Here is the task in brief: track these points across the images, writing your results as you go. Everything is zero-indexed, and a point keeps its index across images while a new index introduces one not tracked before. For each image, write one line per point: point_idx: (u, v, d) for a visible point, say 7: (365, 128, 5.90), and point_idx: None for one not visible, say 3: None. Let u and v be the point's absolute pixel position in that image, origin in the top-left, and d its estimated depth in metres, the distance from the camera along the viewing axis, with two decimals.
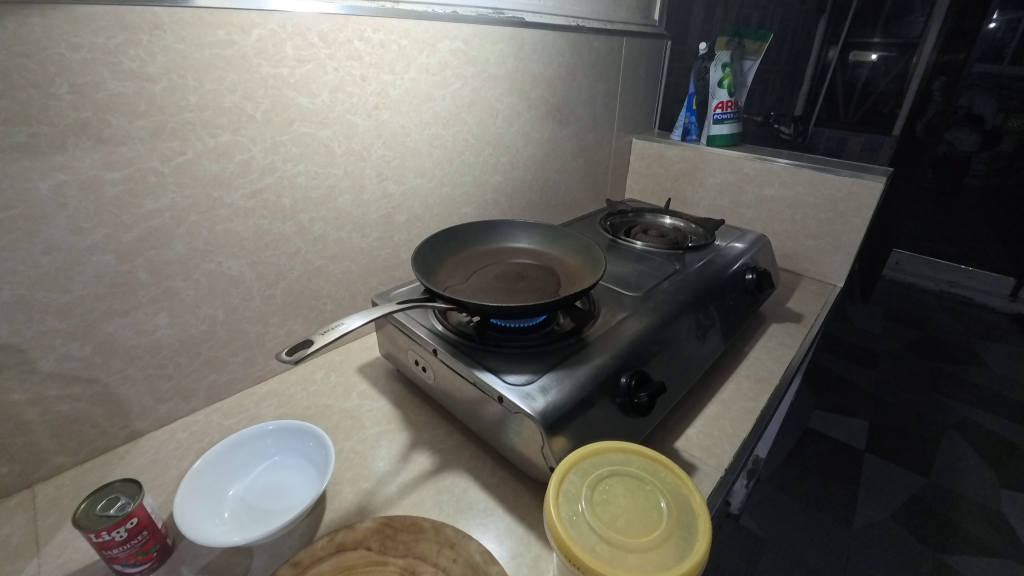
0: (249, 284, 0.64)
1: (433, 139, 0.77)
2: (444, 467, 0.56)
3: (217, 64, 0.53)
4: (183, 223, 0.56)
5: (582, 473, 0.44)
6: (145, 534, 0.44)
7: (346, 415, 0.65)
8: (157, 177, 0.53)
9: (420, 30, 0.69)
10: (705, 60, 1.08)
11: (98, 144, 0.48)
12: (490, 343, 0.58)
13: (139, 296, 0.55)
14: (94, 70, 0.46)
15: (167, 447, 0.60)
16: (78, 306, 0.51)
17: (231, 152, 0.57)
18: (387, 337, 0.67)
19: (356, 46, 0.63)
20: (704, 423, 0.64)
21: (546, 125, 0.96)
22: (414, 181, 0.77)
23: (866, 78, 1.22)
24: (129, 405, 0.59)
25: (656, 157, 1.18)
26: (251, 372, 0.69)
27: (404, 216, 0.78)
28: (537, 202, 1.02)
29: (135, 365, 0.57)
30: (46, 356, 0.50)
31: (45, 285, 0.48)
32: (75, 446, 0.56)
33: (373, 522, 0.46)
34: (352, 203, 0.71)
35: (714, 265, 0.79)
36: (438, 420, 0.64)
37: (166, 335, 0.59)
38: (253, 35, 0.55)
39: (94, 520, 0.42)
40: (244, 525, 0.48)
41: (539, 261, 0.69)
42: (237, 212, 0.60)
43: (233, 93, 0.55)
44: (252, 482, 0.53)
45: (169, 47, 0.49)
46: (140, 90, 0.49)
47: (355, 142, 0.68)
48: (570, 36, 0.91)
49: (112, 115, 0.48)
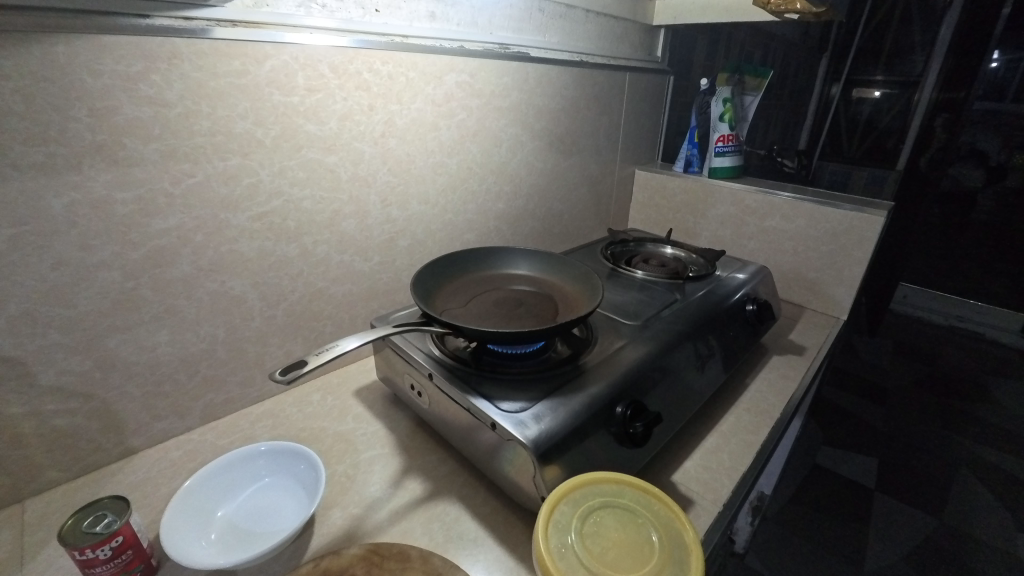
0: (251, 304, 0.65)
1: (437, 167, 0.79)
2: (436, 494, 0.56)
3: (230, 91, 0.55)
4: (189, 242, 0.57)
5: (572, 505, 0.43)
6: (130, 553, 0.44)
7: (340, 438, 0.64)
8: (166, 199, 0.54)
9: (428, 63, 0.71)
10: (706, 95, 1.12)
11: (112, 165, 0.50)
12: (486, 367, 0.58)
13: (141, 313, 0.56)
14: (113, 95, 0.48)
15: (159, 466, 0.60)
16: (82, 321, 0.52)
17: (240, 176, 0.59)
18: (385, 360, 0.67)
19: (364, 77, 0.65)
20: (702, 456, 0.62)
21: (549, 155, 0.98)
22: (417, 208, 0.79)
23: (869, 115, 1.12)
24: (124, 422, 0.59)
25: (659, 188, 1.20)
26: (247, 392, 0.69)
27: (406, 241, 0.80)
28: (539, 231, 1.04)
29: (133, 382, 0.58)
30: (47, 369, 0.51)
31: (51, 300, 0.49)
32: (68, 462, 0.56)
33: (360, 549, 0.46)
34: (356, 227, 0.72)
35: (714, 295, 0.79)
36: (433, 446, 0.63)
37: (166, 353, 0.59)
38: (267, 66, 0.57)
39: (79, 536, 0.42)
40: (229, 548, 0.48)
41: (538, 287, 0.69)
42: (243, 233, 0.61)
43: (244, 119, 0.57)
44: (242, 503, 0.53)
45: (185, 75, 0.52)
46: (155, 115, 0.51)
47: (361, 168, 0.70)
48: (575, 71, 0.94)
49: (128, 138, 0.50)
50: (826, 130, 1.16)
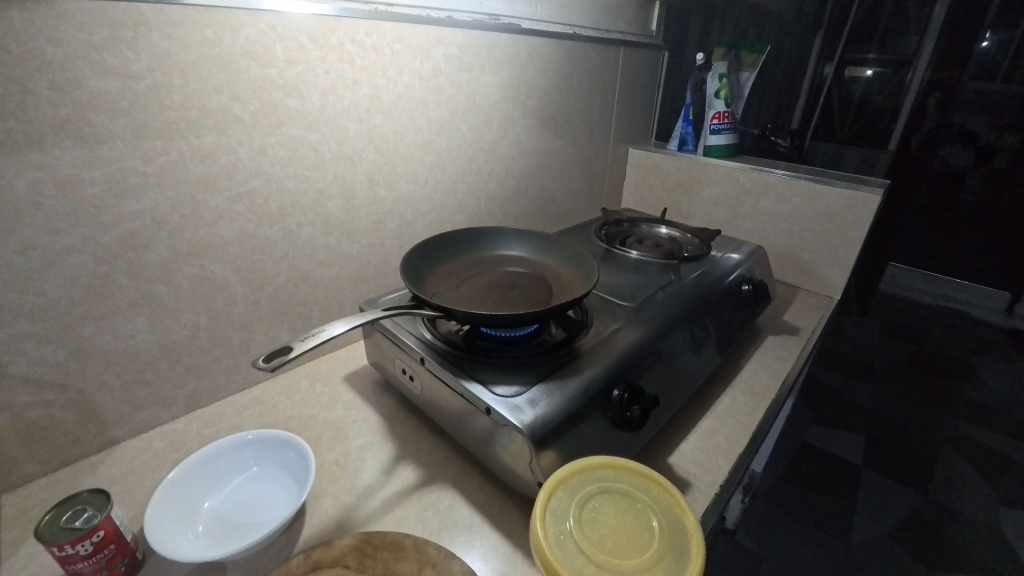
0: (233, 289, 0.62)
1: (426, 145, 0.76)
2: (429, 481, 0.55)
3: (203, 63, 0.52)
4: (166, 225, 0.54)
5: (569, 492, 0.42)
6: (112, 549, 0.42)
7: (330, 425, 0.63)
8: (138, 178, 0.51)
9: (415, 36, 0.68)
10: (702, 72, 1.09)
11: (78, 142, 0.47)
12: (478, 352, 0.56)
13: (116, 300, 0.53)
14: (75, 66, 0.45)
15: (142, 457, 0.58)
16: (53, 309, 0.49)
17: (217, 154, 0.56)
18: (375, 345, 0.65)
19: (347, 49, 0.62)
20: (698, 439, 0.62)
21: (542, 134, 0.95)
22: (405, 188, 0.76)
23: (862, 96, 1.08)
24: (104, 413, 0.57)
25: (653, 168, 1.18)
26: (233, 380, 0.67)
27: (394, 223, 0.77)
28: (531, 212, 1.02)
29: (112, 371, 0.55)
30: (18, 360, 0.48)
31: (18, 287, 0.47)
32: (45, 455, 0.54)
33: (352, 539, 0.44)
34: (342, 209, 0.69)
35: (709, 276, 0.78)
36: (426, 432, 0.62)
37: (145, 341, 0.57)
38: (242, 36, 0.54)
39: (57, 533, 0.40)
40: (217, 540, 0.46)
41: (531, 270, 0.67)
42: (222, 215, 0.58)
43: (220, 93, 0.54)
44: (229, 494, 0.51)
45: (154, 45, 0.48)
46: (123, 88, 0.48)
47: (346, 147, 0.67)
48: (567, 45, 0.91)
49: (94, 112, 0.47)
50: (817, 114, 1.12)
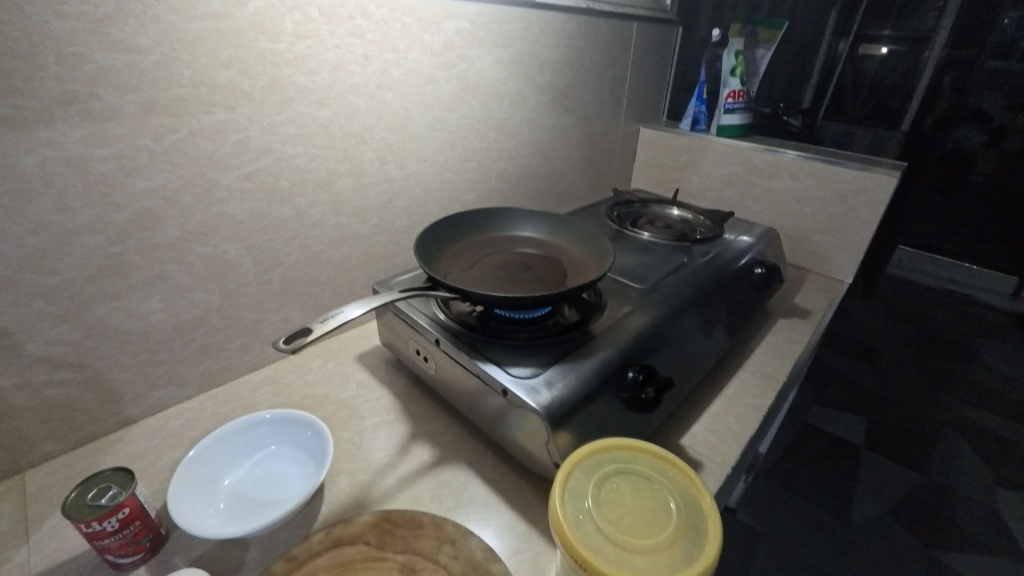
0: (245, 269, 0.62)
1: (436, 122, 0.75)
2: (444, 460, 0.55)
3: (210, 37, 0.51)
4: (177, 204, 0.54)
5: (586, 473, 0.42)
6: (137, 525, 0.43)
7: (343, 404, 0.63)
8: (148, 156, 0.50)
9: (425, 8, 0.66)
10: (716, 48, 1.06)
11: (86, 119, 0.46)
12: (492, 333, 0.56)
13: (130, 280, 0.53)
14: (82, 40, 0.44)
15: (160, 435, 0.59)
16: (67, 288, 0.49)
17: (227, 131, 0.55)
18: (387, 325, 0.65)
19: (357, 22, 0.60)
20: (709, 420, 0.62)
21: (552, 111, 0.93)
22: (415, 166, 0.75)
23: (875, 73, 1.03)
24: (120, 392, 0.57)
25: (663, 147, 1.16)
26: (246, 359, 0.67)
27: (404, 202, 0.76)
28: (541, 191, 1.00)
29: (127, 350, 0.56)
30: (34, 339, 0.49)
31: (32, 267, 0.46)
32: (65, 432, 0.54)
33: (371, 517, 0.45)
34: (352, 188, 0.69)
35: (721, 258, 0.77)
36: (439, 412, 0.62)
37: (159, 320, 0.57)
38: (250, 8, 0.52)
39: (84, 509, 0.41)
40: (237, 517, 0.47)
41: (544, 251, 0.67)
42: (233, 194, 0.58)
43: (229, 69, 0.53)
44: (247, 471, 0.52)
45: (161, 18, 0.47)
46: (130, 63, 0.47)
47: (356, 124, 0.66)
48: (580, 19, 0.89)
49: (102, 88, 0.46)
50: (830, 94, 1.10)
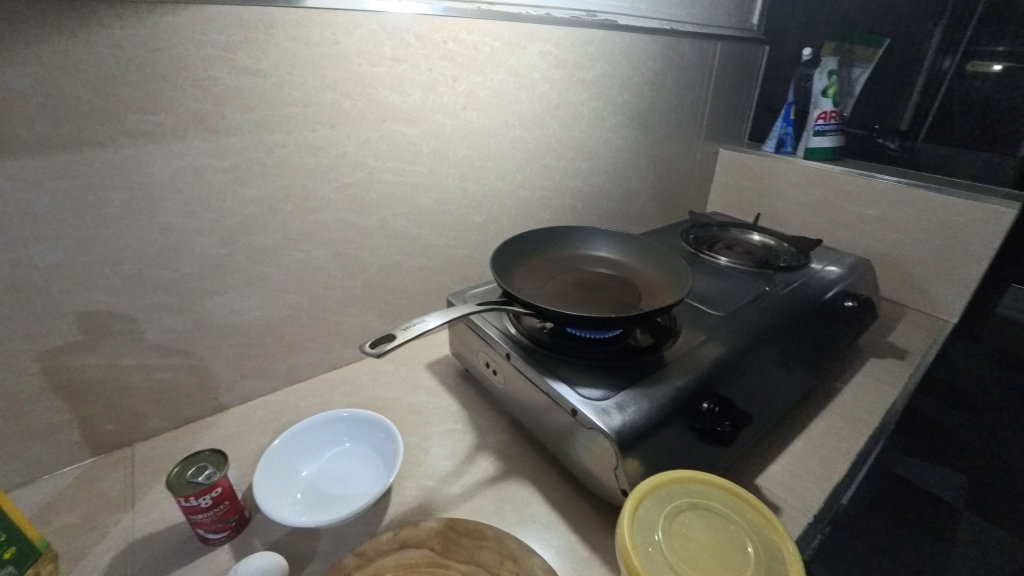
0: (333, 274, 0.66)
1: (516, 141, 0.77)
2: (508, 474, 0.55)
3: (320, 62, 0.55)
4: (279, 212, 0.59)
5: (656, 503, 0.41)
6: (226, 504, 0.46)
7: (413, 410, 0.66)
8: (259, 168, 0.56)
9: (513, 32, 0.69)
10: (807, 67, 1.01)
11: (211, 134, 0.51)
12: (563, 351, 0.56)
13: (235, 279, 0.59)
14: (214, 65, 0.49)
15: (248, 422, 0.64)
16: (183, 283, 0.55)
17: (327, 147, 0.59)
18: (459, 336, 0.67)
19: (449, 47, 0.64)
20: (788, 461, 0.58)
21: (630, 132, 0.93)
22: (494, 183, 0.77)
23: (985, 94, 0.87)
24: (218, 380, 0.63)
25: (744, 170, 1.12)
26: (327, 358, 0.72)
27: (481, 218, 0.79)
28: (613, 211, 1.00)
29: (227, 343, 0.61)
30: (153, 327, 0.55)
31: (157, 262, 0.53)
32: (170, 412, 0.60)
33: (436, 523, 0.46)
34: (433, 202, 0.72)
35: (807, 288, 0.73)
36: (504, 425, 0.63)
37: (255, 317, 0.62)
38: (356, 35, 0.57)
39: (184, 485, 0.45)
40: (312, 507, 0.50)
41: (618, 271, 0.66)
42: (327, 204, 0.62)
43: (333, 90, 0.57)
44: (323, 465, 0.55)
45: (280, 46, 0.52)
46: (252, 85, 0.52)
47: (441, 142, 0.69)
48: (663, 40, 0.88)
49: (227, 107, 0.51)
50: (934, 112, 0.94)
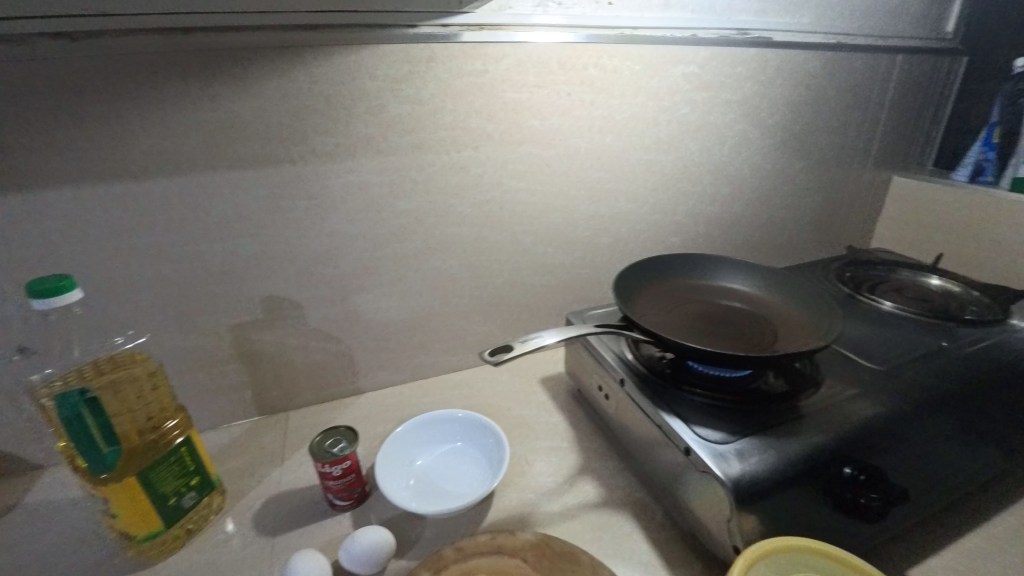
0: (463, 283, 0.71)
1: (650, 164, 0.75)
2: (609, 503, 0.54)
3: (469, 90, 0.61)
4: (423, 223, 0.65)
5: (770, 570, 0.37)
6: (352, 476, 0.53)
7: (522, 421, 0.67)
8: (410, 183, 0.63)
9: (655, 56, 0.68)
10: (1020, 80, 0.82)
11: (376, 154, 0.60)
12: (681, 383, 0.54)
13: (380, 279, 0.66)
14: (383, 95, 0.57)
15: (378, 408, 0.71)
16: (341, 279, 0.64)
17: (469, 166, 0.65)
18: (574, 355, 0.68)
19: (589, 72, 0.65)
20: (957, 558, 0.48)
21: (780, 155, 0.85)
22: (623, 206, 0.77)
23: None
24: (358, 367, 0.71)
25: (927, 202, 0.95)
26: (450, 360, 0.77)
27: (608, 239, 0.78)
28: (753, 240, 0.92)
29: (369, 335, 0.69)
30: (314, 313, 0.64)
31: (324, 259, 0.62)
32: (319, 389, 0.70)
33: (533, 536, 0.47)
34: (562, 221, 0.74)
35: (1006, 350, 0.59)
36: (611, 452, 0.61)
37: (394, 315, 0.69)
38: (503, 64, 0.61)
39: (322, 452, 0.52)
40: (422, 495, 0.54)
41: (753, 307, 0.61)
42: (464, 218, 0.67)
43: (479, 115, 0.63)
44: (436, 458, 0.59)
45: (438, 76, 0.59)
46: (412, 112, 0.59)
47: (574, 163, 0.70)
48: (827, 57, 0.80)
49: (390, 131, 0.59)
50: None
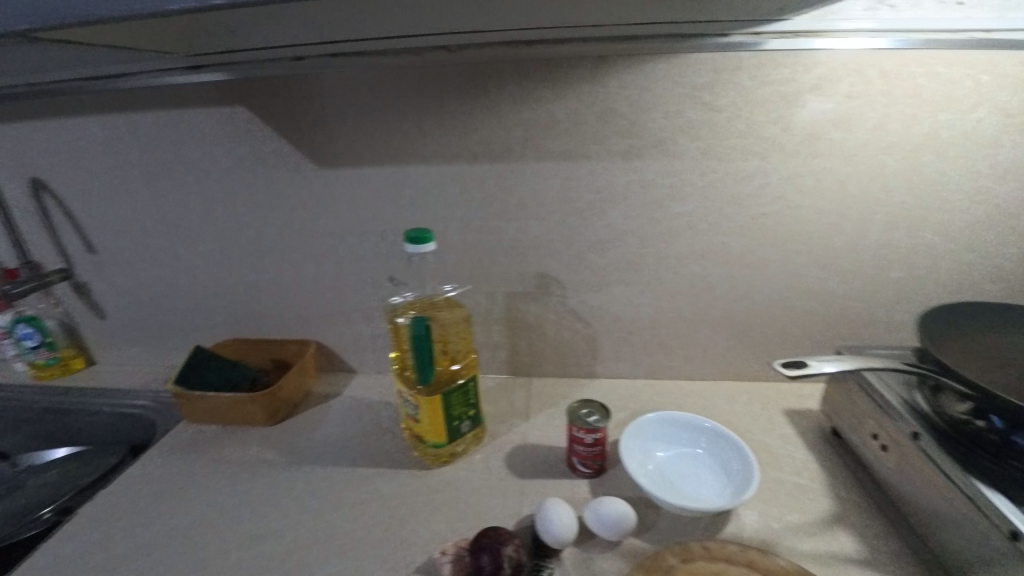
0: (717, 292, 0.70)
1: (978, 193, 0.63)
2: (874, 565, 0.48)
3: (771, 99, 0.59)
4: (693, 227, 0.66)
5: None
6: (598, 448, 0.57)
7: (763, 448, 0.64)
8: (689, 188, 0.64)
9: (1014, 64, 0.55)
10: None
11: (662, 156, 0.63)
12: (1009, 457, 0.44)
13: (639, 274, 0.69)
14: (682, 102, 0.60)
15: (610, 395, 0.74)
16: (604, 268, 0.69)
17: (753, 176, 0.63)
18: (842, 394, 0.61)
19: (919, 82, 0.58)
20: None
21: None
22: (929, 237, 0.66)
23: None
24: (599, 352, 0.75)
25: None
26: (686, 367, 0.76)
27: (899, 273, 0.68)
28: None
29: (615, 325, 0.73)
30: (574, 295, 0.71)
31: (595, 248, 0.68)
32: (560, 364, 0.76)
33: (788, 564, 0.45)
34: (845, 246, 0.67)
35: None
36: (877, 512, 0.54)
37: (643, 311, 0.72)
38: (813, 73, 0.58)
39: (578, 418, 0.57)
40: (655, 482, 0.56)
41: None
42: (735, 228, 0.66)
43: (775, 124, 0.61)
44: (672, 456, 0.60)
45: (741, 85, 0.59)
46: (707, 118, 0.61)
47: (874, 184, 0.63)
48: None
49: (681, 135, 0.62)
50: None
